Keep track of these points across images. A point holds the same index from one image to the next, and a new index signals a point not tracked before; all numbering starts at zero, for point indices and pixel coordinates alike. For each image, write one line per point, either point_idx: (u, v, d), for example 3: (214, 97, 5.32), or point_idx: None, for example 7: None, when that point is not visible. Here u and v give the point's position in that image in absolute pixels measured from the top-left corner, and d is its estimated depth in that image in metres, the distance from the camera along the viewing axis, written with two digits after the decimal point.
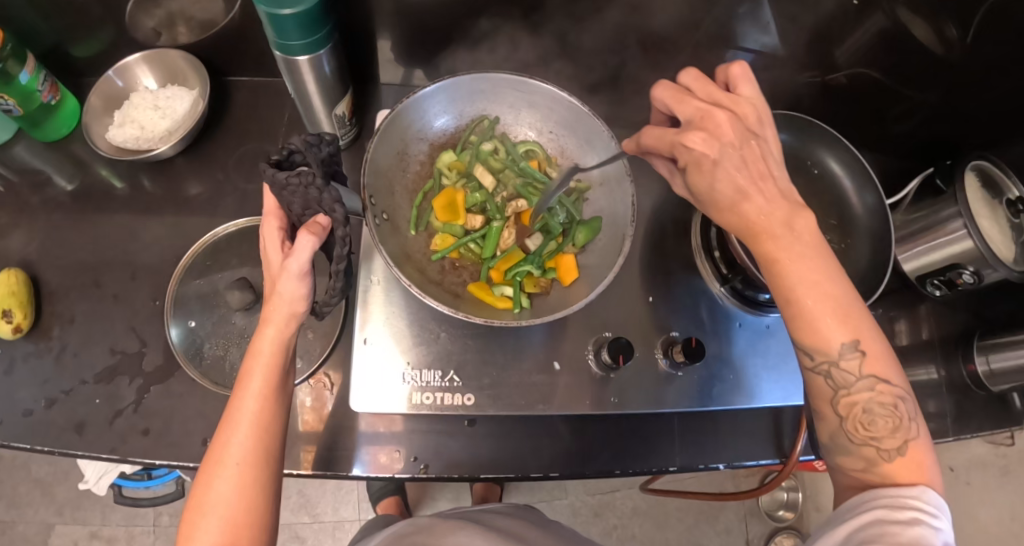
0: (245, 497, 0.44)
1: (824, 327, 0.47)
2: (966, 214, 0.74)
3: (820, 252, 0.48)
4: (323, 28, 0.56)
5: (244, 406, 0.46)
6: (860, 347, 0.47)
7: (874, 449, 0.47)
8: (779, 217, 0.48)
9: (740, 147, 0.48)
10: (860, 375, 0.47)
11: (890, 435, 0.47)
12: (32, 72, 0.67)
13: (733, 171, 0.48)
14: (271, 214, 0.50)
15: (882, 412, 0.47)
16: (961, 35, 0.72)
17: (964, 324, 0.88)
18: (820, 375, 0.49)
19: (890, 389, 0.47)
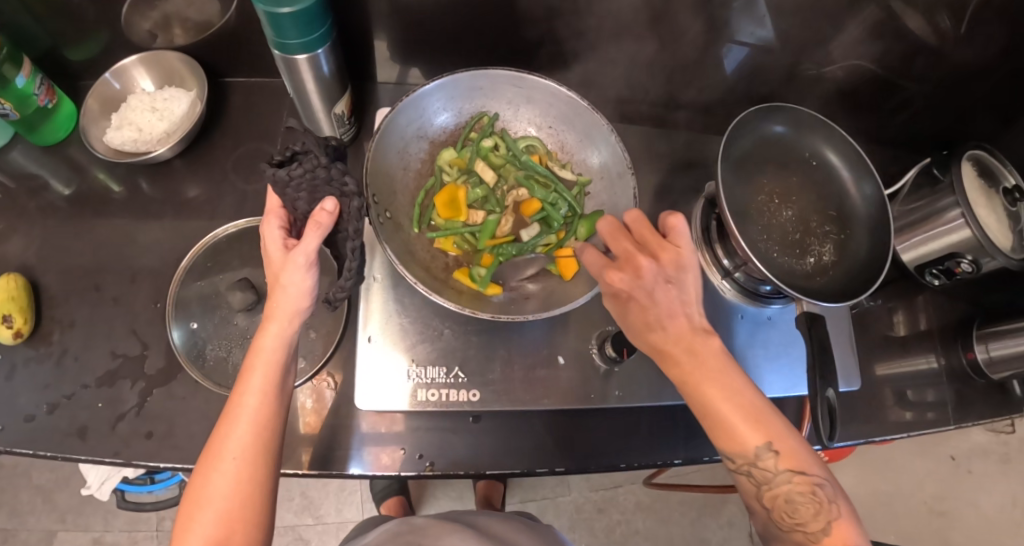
0: (240, 492, 0.44)
1: (740, 435, 0.49)
2: (963, 203, 0.75)
3: (726, 367, 0.50)
4: (321, 26, 0.56)
5: (243, 403, 0.46)
6: (773, 446, 0.49)
7: (802, 535, 0.48)
8: (684, 343, 0.50)
9: (655, 281, 0.49)
10: (777, 471, 0.48)
11: (814, 519, 0.47)
12: (28, 76, 0.66)
13: (655, 301, 0.49)
14: (274, 211, 0.50)
15: (803, 500, 0.48)
16: (954, 24, 0.73)
17: (963, 313, 0.88)
18: (744, 475, 0.50)
19: (808, 477, 0.48)
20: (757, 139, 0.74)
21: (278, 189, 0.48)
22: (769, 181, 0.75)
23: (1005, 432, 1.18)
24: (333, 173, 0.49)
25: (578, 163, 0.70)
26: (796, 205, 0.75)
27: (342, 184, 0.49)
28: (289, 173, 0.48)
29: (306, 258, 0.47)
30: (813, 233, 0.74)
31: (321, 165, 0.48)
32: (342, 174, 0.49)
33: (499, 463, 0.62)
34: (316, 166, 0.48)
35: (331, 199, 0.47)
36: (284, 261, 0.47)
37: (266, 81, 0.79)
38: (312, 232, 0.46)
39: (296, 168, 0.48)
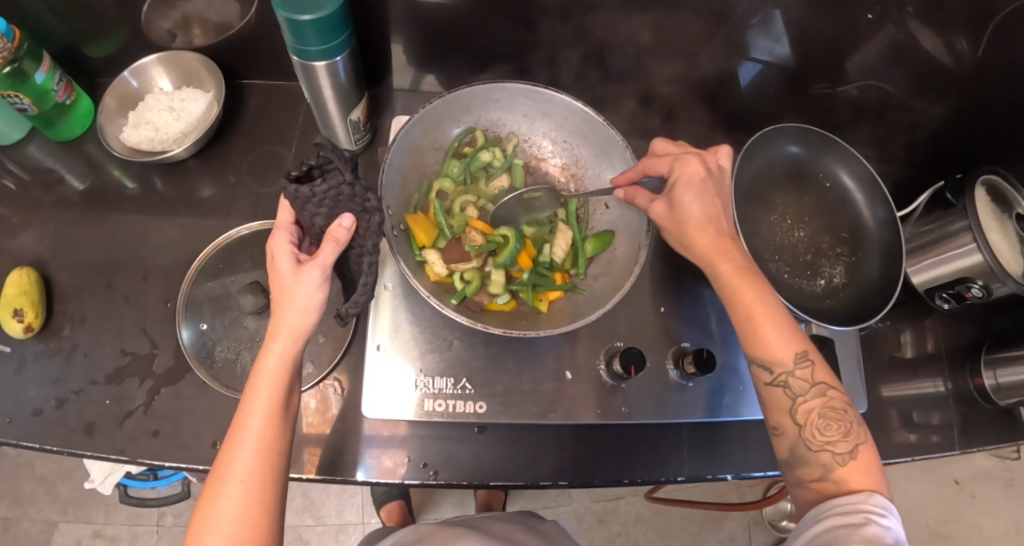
0: (249, 516, 0.43)
1: (779, 345, 0.55)
2: (976, 229, 0.75)
3: (759, 279, 0.58)
4: (341, 34, 0.56)
5: (248, 425, 0.45)
6: (809, 357, 0.55)
7: (830, 454, 0.53)
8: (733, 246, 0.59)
9: (708, 186, 0.59)
10: (812, 382, 0.55)
11: (842, 439, 0.53)
12: (47, 72, 0.67)
13: (703, 203, 0.58)
14: (283, 227, 0.50)
15: (833, 417, 0.54)
16: (972, 47, 0.74)
17: (971, 337, 0.88)
18: (779, 388, 0.55)
19: (838, 396, 0.55)
20: (771, 159, 0.74)
21: (297, 205, 0.48)
22: (781, 201, 0.74)
23: (1011, 458, 1.17)
24: (357, 189, 0.49)
25: (592, 180, 0.69)
26: (809, 226, 0.75)
27: (364, 200, 0.49)
28: (311, 189, 0.47)
29: (320, 273, 0.47)
30: (824, 254, 0.74)
31: (346, 182, 0.48)
32: (365, 190, 0.49)
33: (503, 475, 0.62)
34: (340, 183, 0.48)
35: (348, 214, 0.47)
36: (294, 279, 0.47)
37: (283, 84, 0.79)
38: (329, 246, 0.46)
39: (320, 185, 0.47)
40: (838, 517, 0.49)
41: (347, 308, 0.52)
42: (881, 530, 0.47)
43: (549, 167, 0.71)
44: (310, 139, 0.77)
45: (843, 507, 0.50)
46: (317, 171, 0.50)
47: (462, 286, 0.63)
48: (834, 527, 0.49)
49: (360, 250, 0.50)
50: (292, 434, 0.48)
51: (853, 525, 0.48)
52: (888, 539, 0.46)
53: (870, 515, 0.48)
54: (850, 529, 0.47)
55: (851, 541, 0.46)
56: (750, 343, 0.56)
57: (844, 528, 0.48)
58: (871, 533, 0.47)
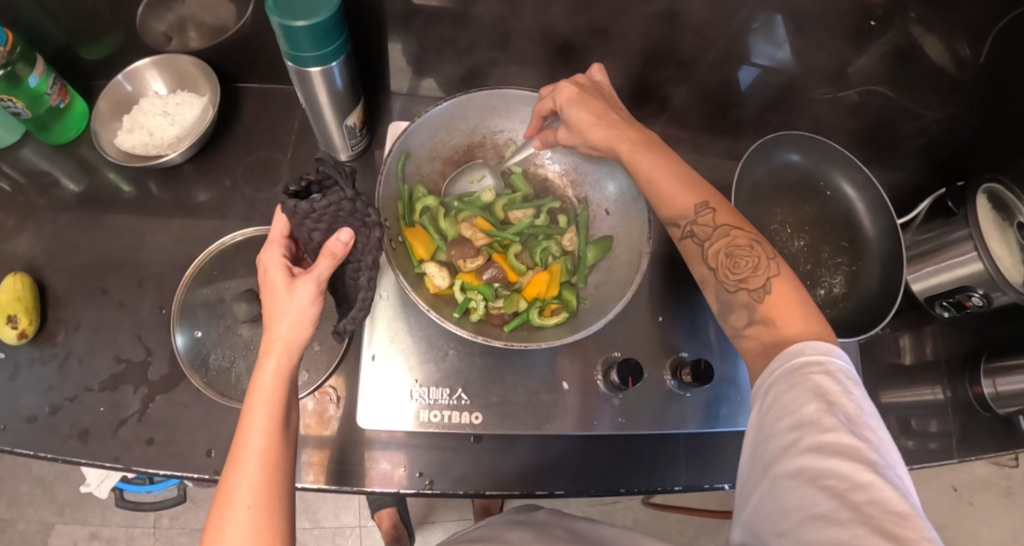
0: (259, 540, 0.41)
1: (679, 198, 0.55)
2: (977, 236, 0.74)
3: (652, 142, 0.57)
4: (336, 40, 0.55)
5: (248, 445, 0.44)
6: (710, 205, 0.55)
7: (746, 294, 0.53)
8: (628, 130, 0.58)
9: (584, 94, 0.59)
10: (715, 226, 0.54)
11: (754, 274, 0.52)
12: (41, 75, 0.66)
13: (589, 106, 0.58)
14: (276, 241, 0.49)
15: (742, 253, 0.53)
16: (973, 54, 0.74)
17: (970, 345, 0.88)
18: (689, 239, 0.55)
19: (745, 234, 0.54)
20: (772, 167, 0.73)
21: (295, 220, 0.47)
22: (781, 210, 0.74)
23: (1007, 465, 1.16)
24: (358, 205, 0.48)
25: (592, 188, 0.68)
26: (808, 234, 0.75)
27: (364, 215, 0.48)
28: (311, 204, 0.47)
29: (315, 286, 0.46)
30: (823, 264, 0.74)
31: (347, 197, 0.48)
32: (366, 205, 0.49)
33: (500, 484, 0.62)
34: (341, 199, 0.48)
35: (346, 229, 0.46)
36: (289, 295, 0.46)
37: (280, 87, 0.78)
38: (326, 260, 0.46)
39: (320, 200, 0.47)
40: (783, 382, 0.46)
41: (344, 324, 0.51)
42: (828, 379, 0.45)
43: (548, 173, 0.70)
44: (306, 144, 0.77)
45: (786, 370, 0.47)
46: (316, 186, 0.50)
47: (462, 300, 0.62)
48: (780, 395, 0.46)
49: (357, 265, 0.49)
50: (294, 453, 0.47)
51: (801, 384, 0.45)
52: (837, 388, 0.44)
53: (813, 367, 0.45)
54: (798, 391, 0.45)
55: (803, 406, 0.44)
56: (653, 204, 0.57)
57: (792, 391, 0.45)
58: (819, 388, 0.44)
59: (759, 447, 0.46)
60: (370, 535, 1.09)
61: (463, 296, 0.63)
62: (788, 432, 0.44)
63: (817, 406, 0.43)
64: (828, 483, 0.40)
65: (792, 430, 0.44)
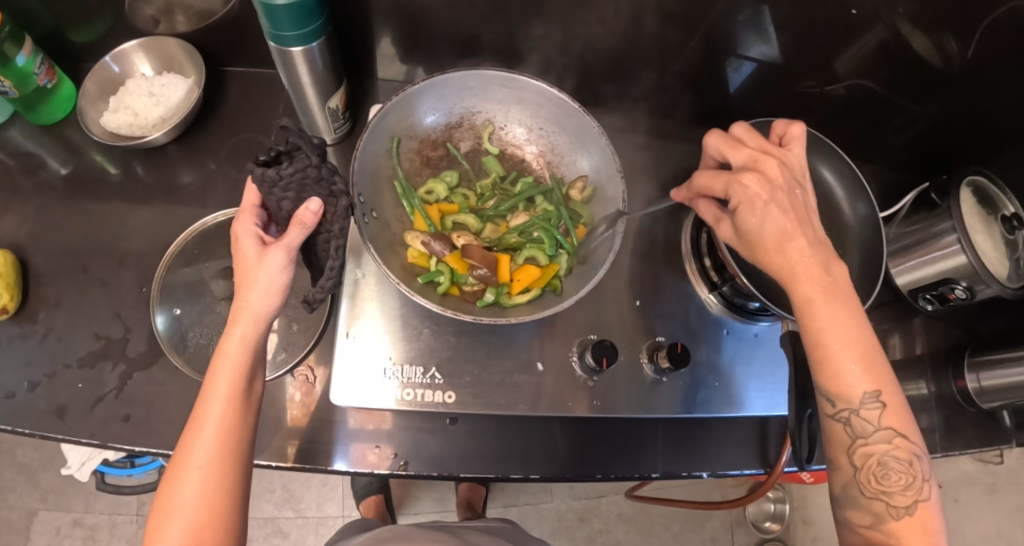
0: (208, 501, 0.43)
1: (852, 374, 0.52)
2: (960, 229, 0.74)
3: (851, 305, 0.53)
4: (316, 20, 0.56)
5: (208, 409, 0.45)
6: (881, 399, 0.51)
7: (883, 504, 0.51)
8: (815, 267, 0.53)
9: (778, 202, 0.53)
10: (877, 425, 0.52)
11: (901, 491, 0.51)
12: (29, 55, 0.66)
13: (777, 226, 0.53)
14: (248, 209, 0.50)
15: (896, 465, 0.51)
16: (961, 49, 0.73)
17: (955, 339, 0.87)
18: (841, 423, 0.53)
19: (907, 445, 0.52)
20: None
21: (263, 188, 0.47)
22: None
23: (994, 463, 1.16)
24: (323, 172, 0.48)
25: (569, 168, 0.69)
26: None
27: (331, 183, 0.48)
28: (278, 172, 0.46)
29: (284, 255, 0.47)
30: None
31: (313, 164, 0.47)
32: (333, 173, 0.49)
33: (474, 466, 0.62)
34: (307, 166, 0.47)
35: (316, 198, 0.47)
36: (258, 262, 0.47)
37: (266, 72, 0.79)
38: (296, 229, 0.47)
39: (286, 167, 0.46)
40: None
41: (313, 293, 0.51)
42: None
43: (525, 154, 0.70)
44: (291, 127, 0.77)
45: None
46: (285, 156, 0.48)
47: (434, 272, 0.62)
48: None
49: (327, 235, 0.50)
50: (255, 419, 0.48)
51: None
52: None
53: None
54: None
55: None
56: (821, 374, 0.53)
57: None
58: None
59: None
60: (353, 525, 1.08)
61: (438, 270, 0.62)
62: None
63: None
64: None
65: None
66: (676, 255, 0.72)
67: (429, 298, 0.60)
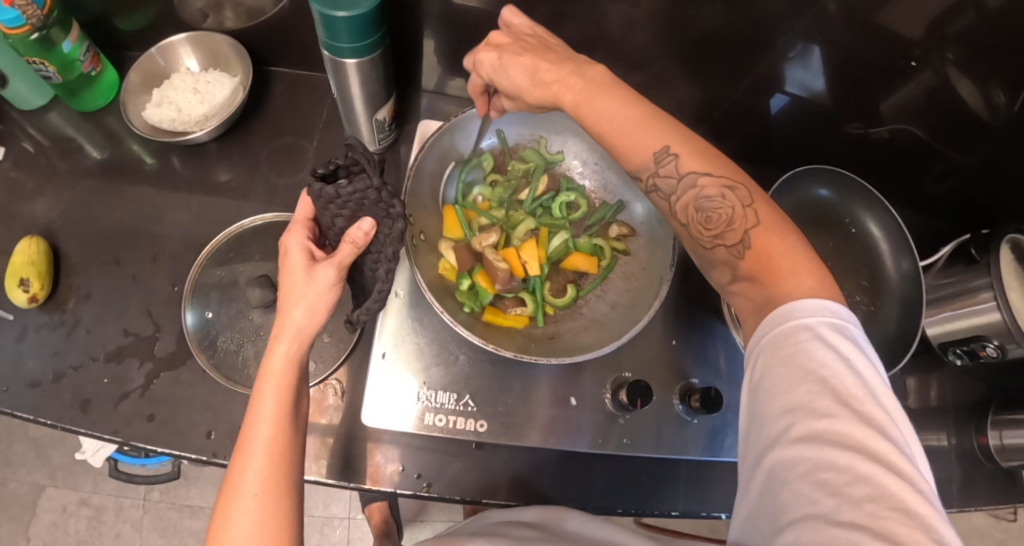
0: (267, 529, 0.41)
1: (636, 146, 0.49)
2: (998, 286, 0.74)
3: (618, 87, 0.51)
4: (375, 33, 0.54)
5: (256, 433, 0.43)
6: (672, 150, 0.48)
7: (723, 249, 0.47)
8: (569, 80, 0.51)
9: (518, 51, 0.52)
10: (680, 176, 0.48)
11: (728, 228, 0.47)
12: (75, 42, 0.65)
13: (525, 66, 0.52)
14: (298, 223, 0.49)
15: (714, 203, 0.47)
16: (1009, 101, 0.71)
17: (978, 394, 0.87)
18: (654, 193, 0.50)
19: (716, 180, 0.47)
20: (799, 198, 0.73)
21: (319, 204, 0.47)
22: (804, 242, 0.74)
23: (1006, 520, 1.15)
24: (383, 195, 0.47)
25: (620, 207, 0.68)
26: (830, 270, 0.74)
27: (389, 206, 0.47)
28: (336, 189, 0.46)
29: (335, 272, 0.46)
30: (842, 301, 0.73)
31: (374, 185, 0.47)
32: (391, 196, 0.48)
33: (495, 492, 0.62)
34: (367, 186, 0.47)
35: (368, 218, 0.46)
36: (309, 280, 0.46)
37: (312, 75, 0.78)
38: (348, 247, 0.46)
39: (346, 185, 0.46)
40: (771, 352, 0.43)
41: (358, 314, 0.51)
42: (820, 348, 0.41)
43: None
44: (332, 132, 0.76)
45: (773, 338, 0.43)
46: (344, 170, 0.48)
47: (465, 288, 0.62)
48: (769, 369, 0.42)
49: (377, 256, 0.49)
50: (302, 442, 0.46)
51: (791, 360, 0.41)
52: (832, 357, 0.40)
53: (805, 334, 0.42)
54: (788, 368, 0.41)
55: (796, 387, 0.41)
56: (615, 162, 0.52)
57: (783, 368, 0.41)
58: (810, 362, 0.41)
59: (754, 425, 0.43)
60: (358, 527, 1.09)
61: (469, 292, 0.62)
62: (780, 417, 0.41)
63: (809, 386, 0.40)
64: (824, 477, 0.38)
65: (784, 415, 0.41)
66: (713, 295, 0.71)
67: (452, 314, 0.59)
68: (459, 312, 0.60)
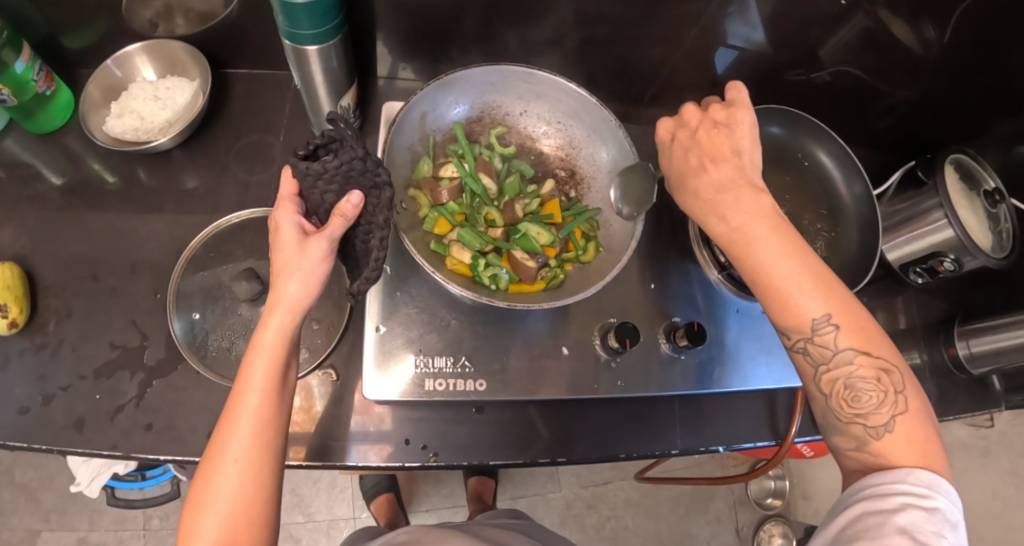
0: (246, 494, 0.43)
1: (795, 307, 0.51)
2: (947, 205, 0.78)
3: (791, 238, 0.52)
4: (333, 19, 0.55)
5: (244, 401, 0.45)
6: (835, 321, 0.50)
7: (861, 427, 0.50)
8: (731, 197, 0.54)
9: (687, 141, 0.57)
10: (837, 349, 0.51)
11: (875, 411, 0.50)
12: (27, 61, 0.65)
13: (687, 159, 0.57)
14: (286, 199, 0.49)
15: (866, 386, 0.50)
16: (938, 34, 0.75)
17: (942, 312, 0.92)
18: (802, 354, 0.52)
19: (873, 361, 0.50)
20: None
21: (308, 181, 0.48)
22: (763, 180, 0.77)
23: (985, 427, 1.19)
24: (368, 164, 0.48)
25: (587, 159, 0.70)
26: (790, 203, 0.78)
27: (375, 175, 0.48)
28: (323, 165, 0.47)
29: (327, 245, 0.47)
30: (805, 230, 0.77)
31: (358, 156, 0.47)
32: (376, 165, 0.48)
33: (499, 454, 0.63)
34: (352, 158, 0.47)
35: (357, 191, 0.47)
36: (301, 253, 0.47)
37: (270, 74, 0.78)
38: (337, 220, 0.47)
39: (332, 160, 0.47)
40: (873, 500, 0.47)
41: (359, 284, 0.51)
42: (922, 517, 0.44)
43: (543, 147, 0.72)
44: (297, 128, 0.77)
45: (878, 491, 0.47)
46: (323, 149, 0.48)
47: (485, 274, 0.62)
48: (864, 514, 0.46)
49: (369, 227, 0.50)
50: (289, 412, 0.48)
51: (889, 512, 0.45)
52: (930, 528, 0.44)
53: (908, 499, 0.45)
54: (884, 517, 0.45)
55: (882, 531, 0.44)
56: (767, 312, 0.53)
57: (878, 516, 0.45)
58: (909, 523, 0.44)
59: None
60: (364, 525, 1.10)
61: (488, 274, 0.62)
62: None
63: (902, 538, 0.43)
64: None
65: None
66: (683, 241, 0.74)
67: (479, 292, 0.60)
68: (484, 291, 0.61)
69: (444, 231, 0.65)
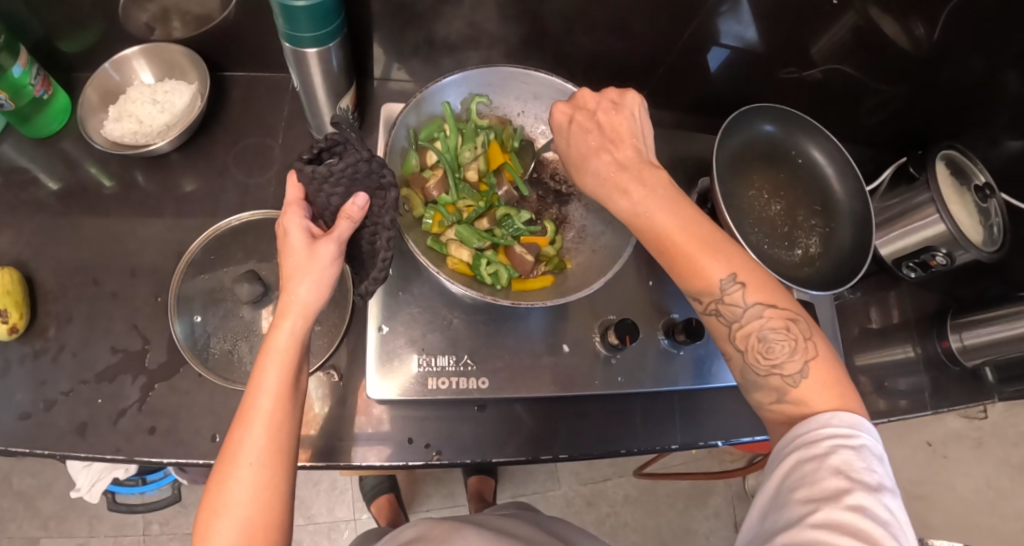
0: (261, 498, 0.43)
1: (701, 268, 0.51)
2: (938, 200, 0.79)
3: (685, 203, 0.54)
4: (334, 21, 0.56)
5: (258, 405, 0.45)
6: (739, 279, 0.51)
7: (779, 377, 0.50)
8: (630, 169, 0.55)
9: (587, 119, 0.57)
10: (745, 305, 0.51)
11: (788, 359, 0.49)
12: (25, 66, 0.65)
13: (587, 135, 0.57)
14: (293, 203, 0.49)
15: (776, 336, 0.50)
16: (928, 32, 0.76)
17: (935, 305, 0.93)
18: (714, 316, 0.52)
19: (780, 312, 0.51)
20: (747, 137, 0.77)
21: (314, 185, 0.48)
22: (759, 178, 0.78)
23: (977, 418, 1.23)
24: (373, 166, 0.49)
25: None
26: (785, 199, 0.79)
27: (380, 175, 0.49)
28: (328, 168, 0.48)
29: (335, 247, 0.48)
30: (800, 226, 0.78)
31: (363, 158, 0.48)
32: (382, 166, 0.49)
33: (501, 451, 0.64)
34: (357, 159, 0.48)
35: (362, 194, 0.48)
36: (310, 257, 0.47)
37: (268, 76, 0.79)
38: (343, 222, 0.47)
39: (337, 163, 0.48)
40: (805, 450, 0.45)
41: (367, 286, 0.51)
42: (853, 456, 0.43)
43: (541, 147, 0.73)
44: (295, 129, 0.78)
45: (808, 439, 0.46)
46: (327, 153, 0.50)
47: (484, 273, 0.63)
48: (799, 465, 0.45)
49: (375, 229, 0.51)
50: (301, 415, 0.48)
51: (823, 457, 0.44)
52: (862, 466, 0.43)
53: (837, 440, 0.44)
54: (819, 463, 0.43)
55: (819, 478, 0.42)
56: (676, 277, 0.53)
57: (813, 463, 0.44)
58: (841, 463, 0.43)
59: (771, 513, 0.44)
60: (365, 526, 1.10)
61: (489, 272, 0.63)
62: (802, 503, 0.42)
63: (838, 480, 0.42)
64: None
65: (808, 502, 0.42)
66: None
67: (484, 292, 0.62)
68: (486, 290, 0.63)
69: (440, 229, 0.66)
